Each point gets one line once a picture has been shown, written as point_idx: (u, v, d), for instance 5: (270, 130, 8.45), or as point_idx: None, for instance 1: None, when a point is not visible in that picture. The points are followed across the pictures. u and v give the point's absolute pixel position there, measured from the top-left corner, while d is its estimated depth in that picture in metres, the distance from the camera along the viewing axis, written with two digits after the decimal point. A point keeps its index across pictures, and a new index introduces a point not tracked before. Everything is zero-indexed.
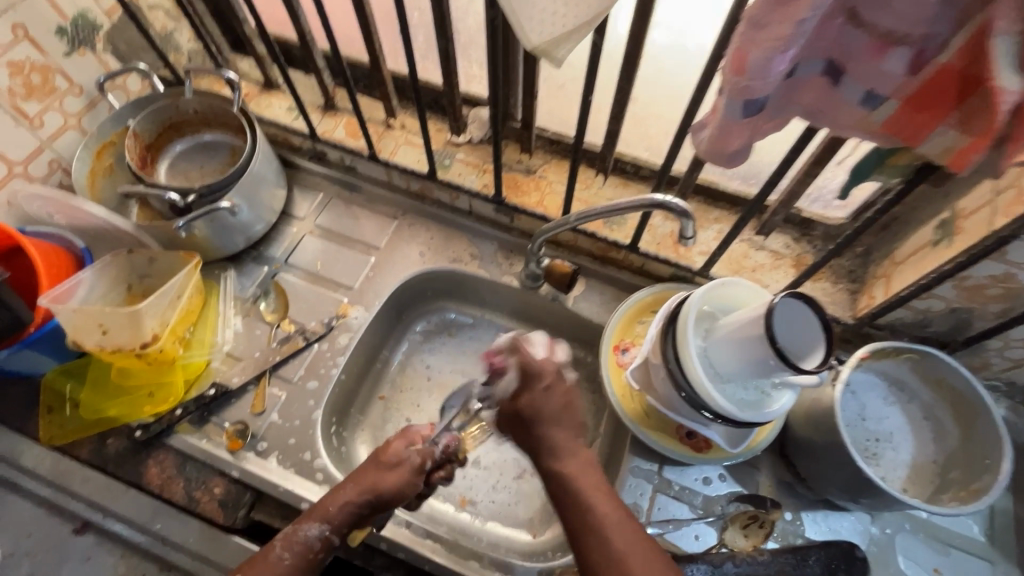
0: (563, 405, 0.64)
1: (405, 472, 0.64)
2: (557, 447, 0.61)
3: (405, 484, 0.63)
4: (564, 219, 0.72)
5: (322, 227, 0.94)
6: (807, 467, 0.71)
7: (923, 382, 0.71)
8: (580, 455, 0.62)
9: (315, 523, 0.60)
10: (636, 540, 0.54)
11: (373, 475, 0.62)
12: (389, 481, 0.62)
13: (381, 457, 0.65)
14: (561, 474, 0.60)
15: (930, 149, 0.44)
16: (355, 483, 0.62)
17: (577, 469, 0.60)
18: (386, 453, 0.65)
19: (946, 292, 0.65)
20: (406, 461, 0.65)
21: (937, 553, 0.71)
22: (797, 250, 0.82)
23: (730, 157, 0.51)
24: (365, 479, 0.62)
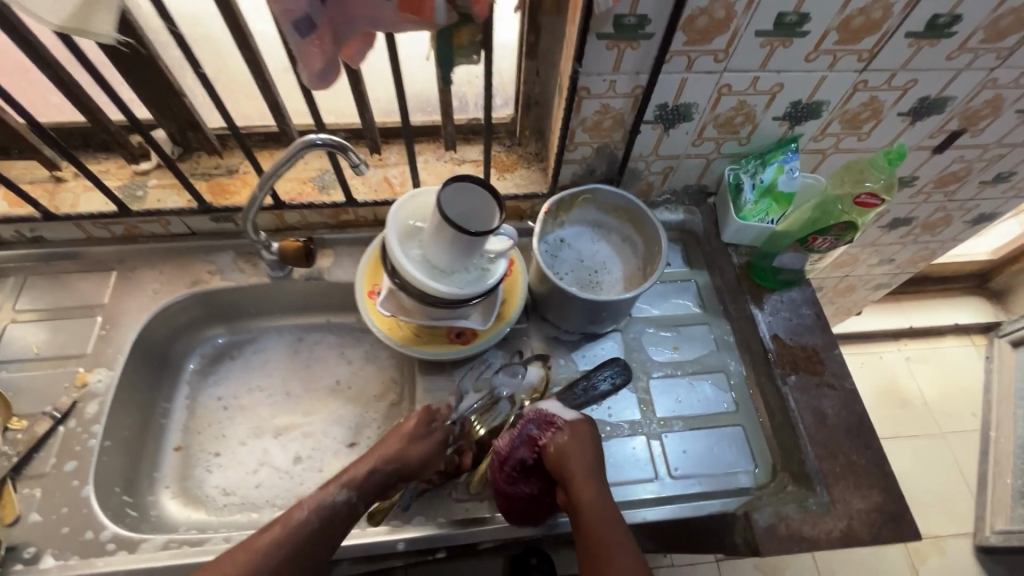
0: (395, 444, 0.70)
1: (434, 446, 0.71)
2: (580, 453, 0.69)
3: (427, 451, 0.70)
4: (252, 198, 0.75)
5: (29, 310, 0.84)
6: (556, 315, 0.84)
7: (609, 214, 0.88)
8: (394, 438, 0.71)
9: (341, 490, 0.65)
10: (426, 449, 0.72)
11: (403, 446, 0.70)
12: (414, 448, 0.70)
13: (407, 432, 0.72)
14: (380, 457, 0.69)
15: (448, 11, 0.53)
16: (379, 454, 0.69)
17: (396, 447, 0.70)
18: (416, 424, 0.72)
19: (583, 138, 0.81)
20: (433, 436, 0.72)
21: (672, 335, 0.89)
22: (491, 152, 0.94)
23: (323, 78, 0.56)
24: (389, 448, 0.69)
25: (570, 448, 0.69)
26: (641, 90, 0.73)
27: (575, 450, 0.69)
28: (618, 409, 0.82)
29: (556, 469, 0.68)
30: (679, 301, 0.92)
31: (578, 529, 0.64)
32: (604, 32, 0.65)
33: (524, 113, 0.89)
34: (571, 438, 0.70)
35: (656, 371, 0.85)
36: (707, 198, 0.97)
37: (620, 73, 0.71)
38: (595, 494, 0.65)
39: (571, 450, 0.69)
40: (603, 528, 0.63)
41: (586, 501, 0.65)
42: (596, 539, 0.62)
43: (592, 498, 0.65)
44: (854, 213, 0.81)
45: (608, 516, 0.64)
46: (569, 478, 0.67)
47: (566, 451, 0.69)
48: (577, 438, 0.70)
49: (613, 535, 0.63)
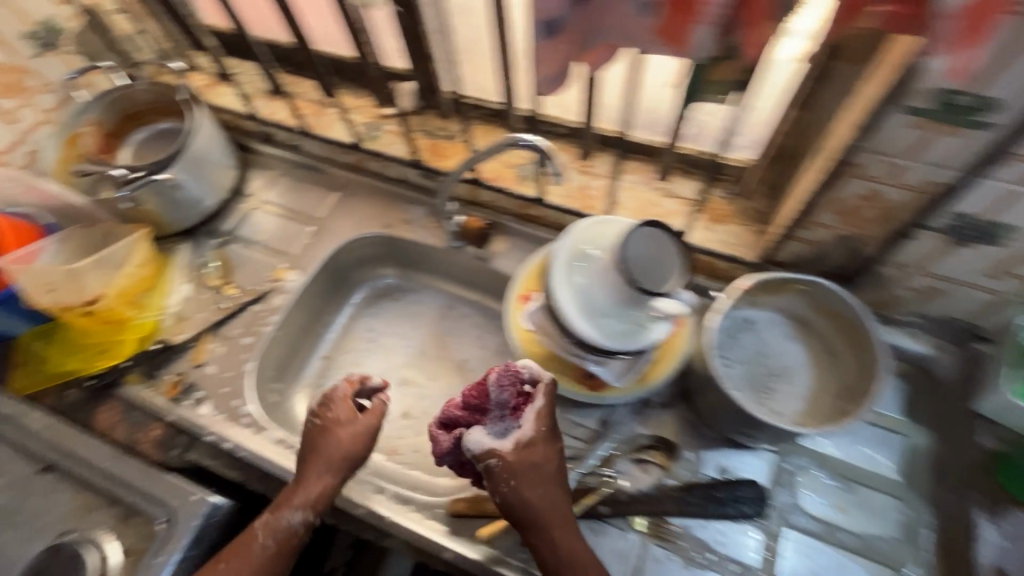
0: (337, 447, 0.69)
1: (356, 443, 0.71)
2: (529, 489, 0.63)
3: (353, 439, 0.71)
4: (456, 171, 0.76)
5: (269, 202, 1.02)
6: (704, 403, 0.71)
7: (821, 315, 0.70)
8: (340, 431, 0.71)
9: (296, 511, 0.66)
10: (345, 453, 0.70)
11: (339, 449, 0.69)
12: (348, 443, 0.70)
13: (326, 428, 0.71)
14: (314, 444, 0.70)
15: (706, 46, 0.45)
16: (321, 463, 0.68)
17: (330, 436, 0.70)
18: (329, 421, 0.71)
19: (827, 219, 0.64)
20: (357, 429, 0.72)
21: (842, 490, 0.70)
22: (707, 195, 0.82)
23: (552, 83, 0.53)
24: (330, 454, 0.69)
25: (524, 463, 0.64)
26: (939, 189, 0.55)
27: (531, 473, 0.63)
28: (731, 542, 0.67)
29: (501, 498, 0.63)
30: (870, 452, 0.71)
31: (553, 558, 0.60)
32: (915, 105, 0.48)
33: (764, 165, 0.74)
34: (522, 458, 0.64)
35: (802, 522, 0.68)
36: (975, 343, 0.71)
37: (916, 160, 0.53)
38: (560, 519, 0.62)
39: (512, 485, 0.63)
40: (579, 562, 0.59)
41: (563, 539, 0.61)
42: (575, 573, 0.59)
43: (561, 531, 0.61)
44: None
45: (570, 544, 0.61)
46: (526, 513, 0.62)
47: (518, 488, 0.62)
48: (523, 454, 0.64)
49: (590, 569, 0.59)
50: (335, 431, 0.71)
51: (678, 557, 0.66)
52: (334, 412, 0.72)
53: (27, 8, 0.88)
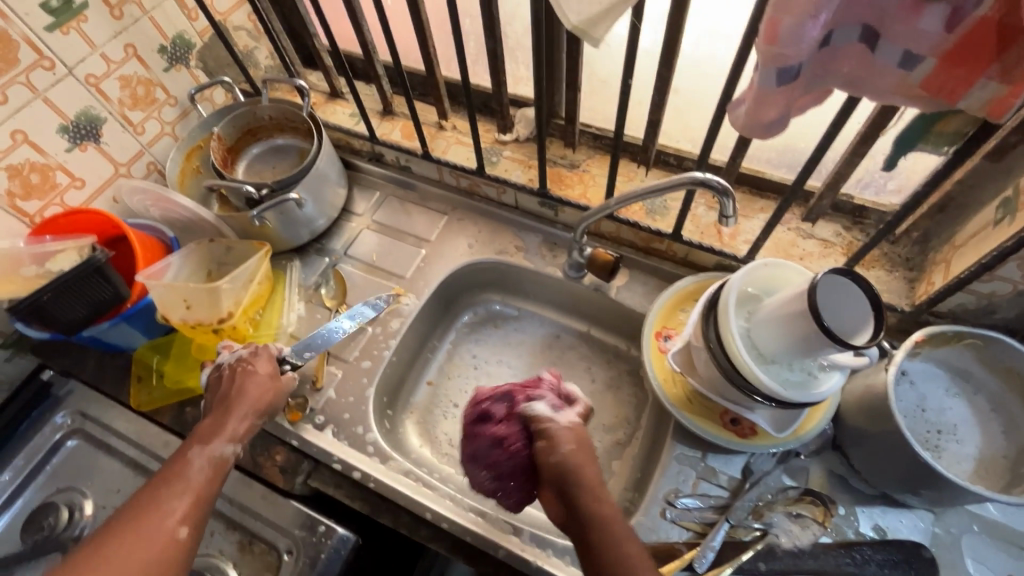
0: (256, 393, 0.70)
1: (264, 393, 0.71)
2: (588, 475, 0.58)
3: (263, 389, 0.71)
4: (604, 205, 0.75)
5: (378, 222, 1.01)
6: (862, 458, 0.68)
7: (991, 372, 0.67)
8: (262, 380, 0.72)
9: (225, 443, 0.64)
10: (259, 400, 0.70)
11: (244, 397, 0.69)
12: (263, 390, 0.71)
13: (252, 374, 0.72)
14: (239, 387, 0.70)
15: (971, 106, 0.43)
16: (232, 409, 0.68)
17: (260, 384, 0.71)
18: (246, 369, 0.72)
19: (1011, 274, 0.62)
20: (264, 387, 0.72)
21: (1011, 558, 0.66)
22: (848, 238, 0.80)
23: (766, 128, 0.51)
24: (241, 400, 0.69)
25: (576, 451, 0.61)
26: None
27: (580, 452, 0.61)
28: None
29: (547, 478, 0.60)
30: None
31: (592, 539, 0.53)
32: None
33: (923, 212, 0.72)
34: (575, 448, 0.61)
35: None
36: None
37: None
38: (600, 493, 0.56)
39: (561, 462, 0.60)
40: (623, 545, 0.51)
41: (610, 516, 0.54)
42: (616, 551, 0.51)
43: (608, 508, 0.55)
44: None
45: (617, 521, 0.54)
46: (570, 491, 0.57)
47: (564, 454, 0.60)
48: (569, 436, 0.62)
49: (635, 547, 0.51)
50: (258, 379, 0.72)
51: None
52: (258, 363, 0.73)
53: (163, 22, 0.89)
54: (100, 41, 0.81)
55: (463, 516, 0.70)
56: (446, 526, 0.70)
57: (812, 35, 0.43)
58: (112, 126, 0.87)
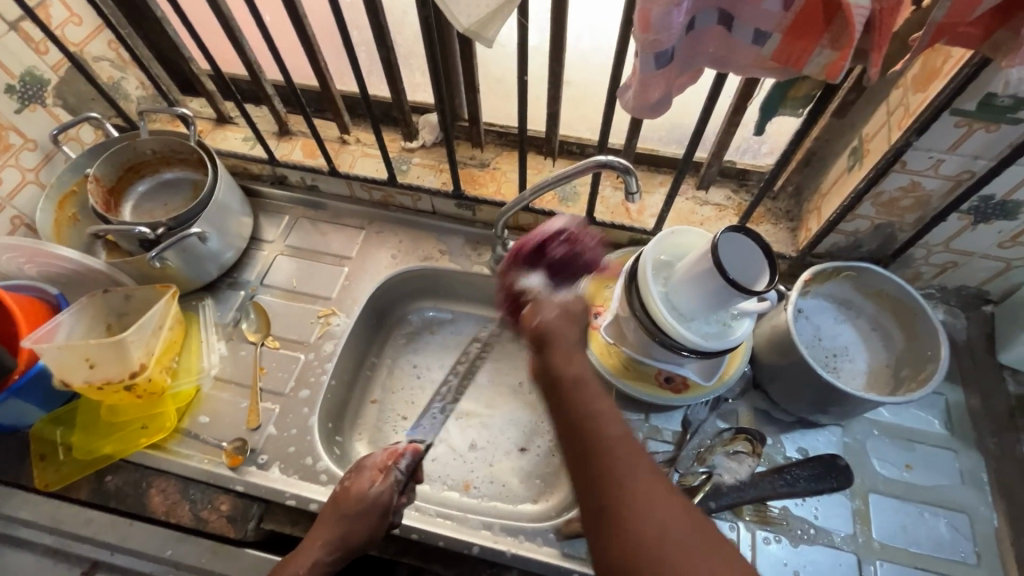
0: (358, 522, 0.65)
1: (371, 515, 0.66)
2: (562, 360, 0.56)
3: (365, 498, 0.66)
4: (518, 198, 0.77)
5: (293, 246, 0.97)
6: (778, 390, 0.77)
7: (867, 297, 0.78)
8: (356, 503, 0.65)
9: None
10: (363, 521, 0.65)
11: (337, 528, 0.65)
12: (361, 518, 0.65)
13: (342, 502, 0.66)
14: (338, 513, 0.65)
15: (812, 70, 0.50)
16: (319, 542, 0.64)
17: (357, 509, 0.65)
18: (347, 492, 0.67)
19: (867, 211, 0.73)
20: (371, 505, 0.65)
21: (904, 450, 0.77)
22: (737, 200, 0.89)
23: (654, 108, 0.56)
24: (323, 537, 0.64)
25: (556, 321, 0.59)
26: (972, 178, 0.64)
27: (567, 324, 0.60)
28: (825, 514, 0.73)
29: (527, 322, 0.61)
30: (920, 413, 0.79)
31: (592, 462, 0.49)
32: (962, 107, 0.57)
33: (793, 168, 0.82)
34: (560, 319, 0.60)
35: (879, 485, 0.75)
36: (982, 305, 0.83)
37: (955, 154, 0.62)
38: (582, 384, 0.54)
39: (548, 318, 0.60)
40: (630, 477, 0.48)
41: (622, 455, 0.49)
42: (619, 495, 0.47)
43: (598, 414, 0.52)
44: None
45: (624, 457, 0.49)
46: (560, 379, 0.55)
47: (553, 313, 0.60)
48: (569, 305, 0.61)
49: (642, 474, 0.48)
50: (358, 504, 0.65)
51: (784, 536, 0.72)
52: (358, 480, 0.67)
53: (6, 59, 0.79)
54: None
55: (432, 523, 0.70)
56: (416, 536, 0.70)
57: (677, 24, 0.48)
58: None
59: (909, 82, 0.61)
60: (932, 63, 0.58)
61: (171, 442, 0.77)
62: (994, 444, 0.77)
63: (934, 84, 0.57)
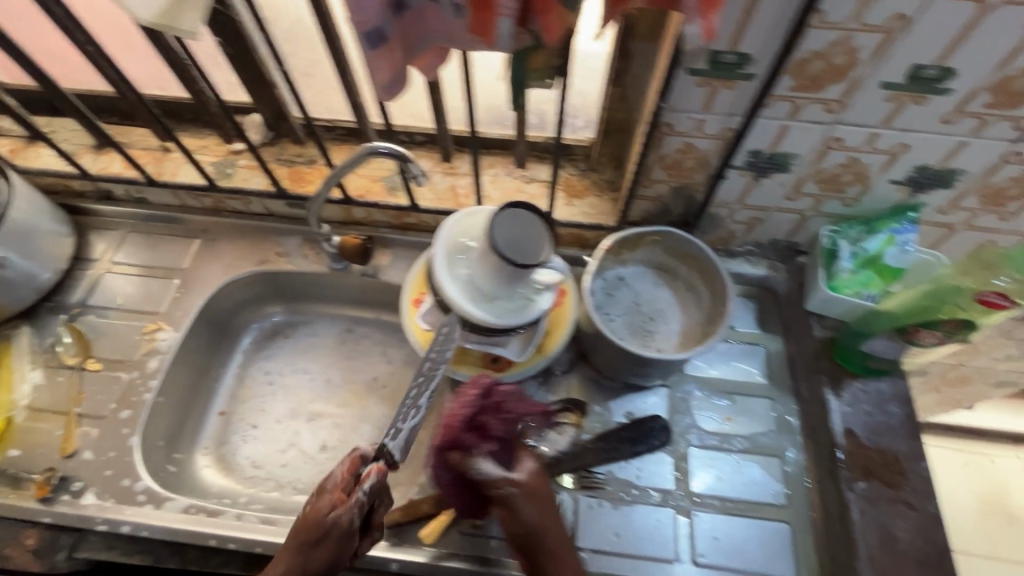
0: (321, 550, 0.59)
1: (330, 543, 0.60)
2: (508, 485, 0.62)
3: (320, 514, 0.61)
4: (319, 193, 0.76)
5: (122, 263, 0.93)
6: (599, 358, 0.78)
7: (677, 259, 0.80)
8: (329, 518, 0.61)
9: None
10: (322, 551, 0.59)
11: (297, 556, 0.59)
12: (324, 546, 0.59)
13: (305, 524, 0.61)
14: (308, 527, 0.60)
15: (501, 41, 0.48)
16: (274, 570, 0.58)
17: (321, 535, 0.60)
18: (312, 510, 0.62)
19: (660, 175, 0.74)
20: (330, 529, 0.60)
21: (725, 403, 0.80)
22: (564, 175, 0.90)
23: (389, 89, 0.56)
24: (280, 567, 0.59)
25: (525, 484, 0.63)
26: (734, 134, 0.66)
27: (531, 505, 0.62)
28: (647, 473, 0.75)
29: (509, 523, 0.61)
30: (740, 365, 0.83)
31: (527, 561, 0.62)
32: (695, 67, 0.58)
33: (604, 139, 0.83)
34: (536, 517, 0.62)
35: (699, 440, 0.77)
36: (796, 256, 0.86)
37: (710, 112, 0.64)
38: (550, 507, 0.63)
39: (535, 523, 0.61)
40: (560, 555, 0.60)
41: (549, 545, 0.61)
42: (546, 540, 0.61)
43: (548, 530, 0.61)
44: (975, 311, 0.68)
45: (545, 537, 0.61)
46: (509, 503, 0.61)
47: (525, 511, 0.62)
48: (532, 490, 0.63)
49: (547, 522, 0.62)
50: (323, 527, 0.60)
51: (606, 500, 0.73)
52: (320, 501, 0.63)
53: None
54: None
55: (251, 529, 0.69)
56: (233, 546, 0.69)
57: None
58: None
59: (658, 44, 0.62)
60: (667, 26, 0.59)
61: None
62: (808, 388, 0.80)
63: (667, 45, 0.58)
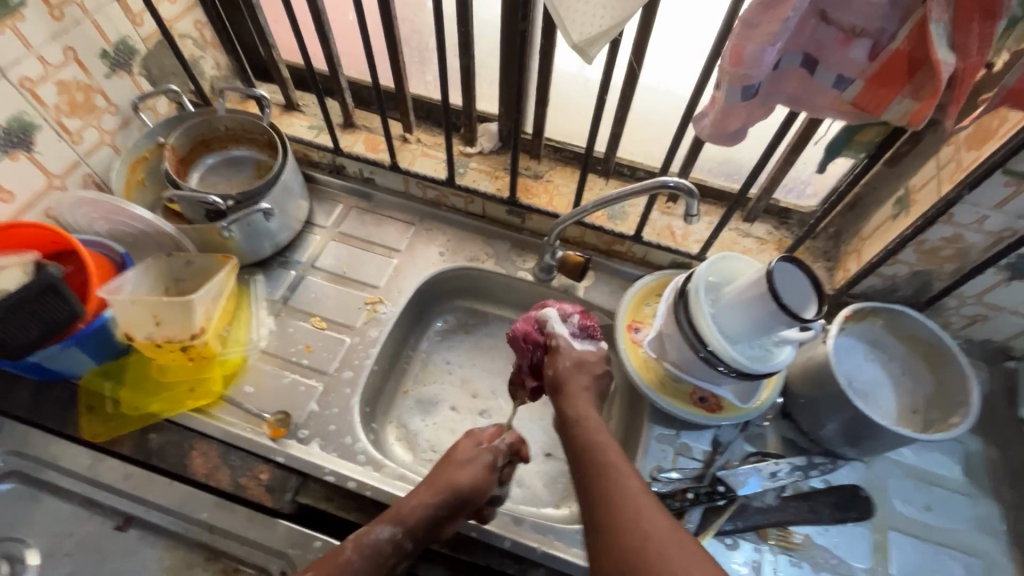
0: (472, 479, 0.68)
1: (478, 469, 0.70)
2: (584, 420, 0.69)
3: (478, 481, 0.68)
4: (578, 210, 0.82)
5: (344, 234, 1.00)
6: (808, 421, 0.79)
7: (899, 339, 0.81)
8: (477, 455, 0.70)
9: (387, 526, 0.64)
10: (466, 462, 0.70)
11: (454, 472, 0.68)
12: (464, 473, 0.68)
13: (454, 457, 0.71)
14: (472, 451, 0.71)
15: (894, 117, 0.53)
16: (428, 484, 0.67)
17: (481, 474, 0.69)
18: (457, 456, 0.70)
19: (909, 257, 0.77)
20: (474, 460, 0.70)
21: (925, 492, 0.79)
22: (778, 235, 0.92)
23: (730, 136, 0.61)
24: (437, 479, 0.68)
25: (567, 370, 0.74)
26: (1013, 235, 0.68)
27: (577, 373, 0.74)
28: (848, 545, 0.75)
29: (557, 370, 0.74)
30: (940, 457, 0.82)
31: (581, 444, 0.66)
32: (1013, 168, 0.62)
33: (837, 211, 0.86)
34: (571, 369, 0.74)
35: (900, 523, 0.77)
36: (1005, 360, 0.86)
37: (999, 211, 0.66)
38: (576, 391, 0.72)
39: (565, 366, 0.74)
40: (613, 464, 0.61)
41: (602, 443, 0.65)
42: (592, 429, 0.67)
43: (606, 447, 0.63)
44: None
45: (569, 363, 0.75)
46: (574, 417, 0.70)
47: (569, 368, 0.74)
48: (596, 385, 0.75)
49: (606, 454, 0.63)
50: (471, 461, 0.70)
51: (807, 562, 0.73)
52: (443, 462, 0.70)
53: (105, 26, 0.83)
54: (37, 42, 0.75)
55: (465, 512, 0.72)
56: None
57: (768, 61, 0.53)
58: (46, 134, 0.80)
59: (963, 140, 0.66)
60: (989, 125, 0.63)
61: (215, 408, 0.78)
62: (1012, 495, 0.79)
63: (989, 144, 0.62)
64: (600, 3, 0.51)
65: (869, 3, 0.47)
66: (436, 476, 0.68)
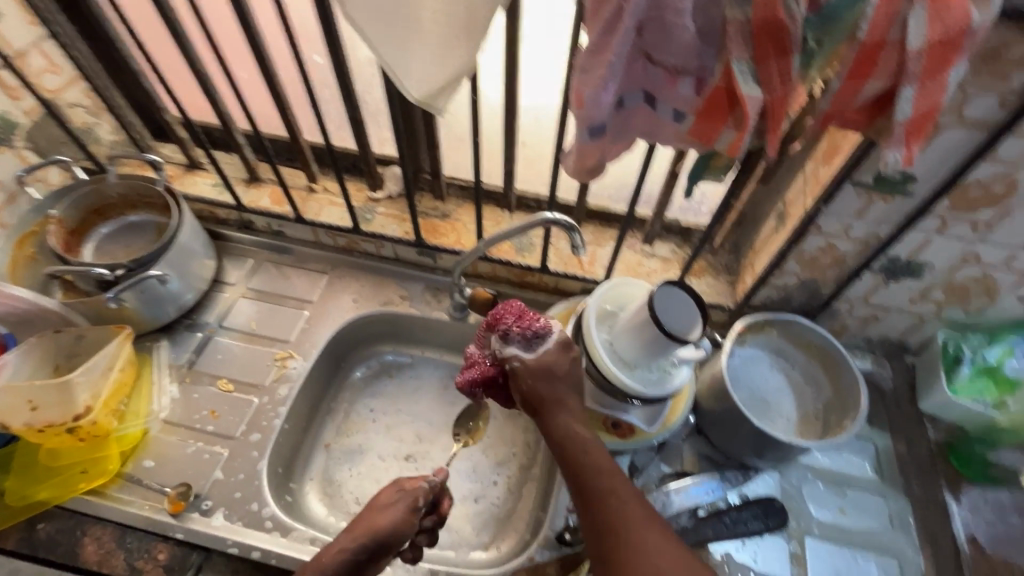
0: (388, 519, 0.66)
1: (399, 514, 0.66)
2: (590, 476, 0.63)
3: (399, 523, 0.65)
4: (475, 248, 0.83)
5: (254, 289, 0.98)
6: (717, 436, 0.81)
7: (798, 347, 0.84)
8: (392, 501, 0.68)
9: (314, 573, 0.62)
10: (384, 504, 0.67)
11: (370, 519, 0.66)
12: (382, 518, 0.65)
13: (375, 503, 0.68)
14: (384, 500, 0.68)
15: (722, 146, 0.56)
16: (349, 530, 0.65)
17: (404, 518, 0.66)
18: (382, 499, 0.68)
19: (793, 268, 0.79)
20: (397, 501, 0.68)
21: (837, 495, 0.81)
22: (681, 253, 0.94)
23: (591, 173, 0.62)
24: (358, 526, 0.65)
25: (537, 388, 0.67)
26: (878, 241, 0.72)
27: (551, 390, 0.68)
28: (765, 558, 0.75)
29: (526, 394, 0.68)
30: (852, 457, 0.84)
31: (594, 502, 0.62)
32: (861, 181, 0.65)
33: (729, 227, 0.89)
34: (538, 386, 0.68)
35: (813, 528, 0.78)
36: (904, 356, 0.89)
37: (861, 220, 0.70)
38: (560, 400, 0.67)
39: (533, 386, 0.67)
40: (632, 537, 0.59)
41: (611, 501, 0.61)
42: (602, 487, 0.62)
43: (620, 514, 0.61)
44: None
45: (533, 381, 0.68)
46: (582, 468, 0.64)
47: (535, 384, 0.67)
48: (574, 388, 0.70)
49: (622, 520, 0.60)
50: (395, 502, 0.68)
51: None
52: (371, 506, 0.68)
53: None
54: None
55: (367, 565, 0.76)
56: None
57: (606, 101, 0.54)
58: None
59: (818, 156, 0.69)
60: (836, 141, 0.66)
61: (111, 488, 0.76)
62: (920, 488, 0.81)
63: (837, 158, 0.65)
64: (432, 57, 0.52)
65: (683, 43, 0.49)
66: (354, 523, 0.66)
